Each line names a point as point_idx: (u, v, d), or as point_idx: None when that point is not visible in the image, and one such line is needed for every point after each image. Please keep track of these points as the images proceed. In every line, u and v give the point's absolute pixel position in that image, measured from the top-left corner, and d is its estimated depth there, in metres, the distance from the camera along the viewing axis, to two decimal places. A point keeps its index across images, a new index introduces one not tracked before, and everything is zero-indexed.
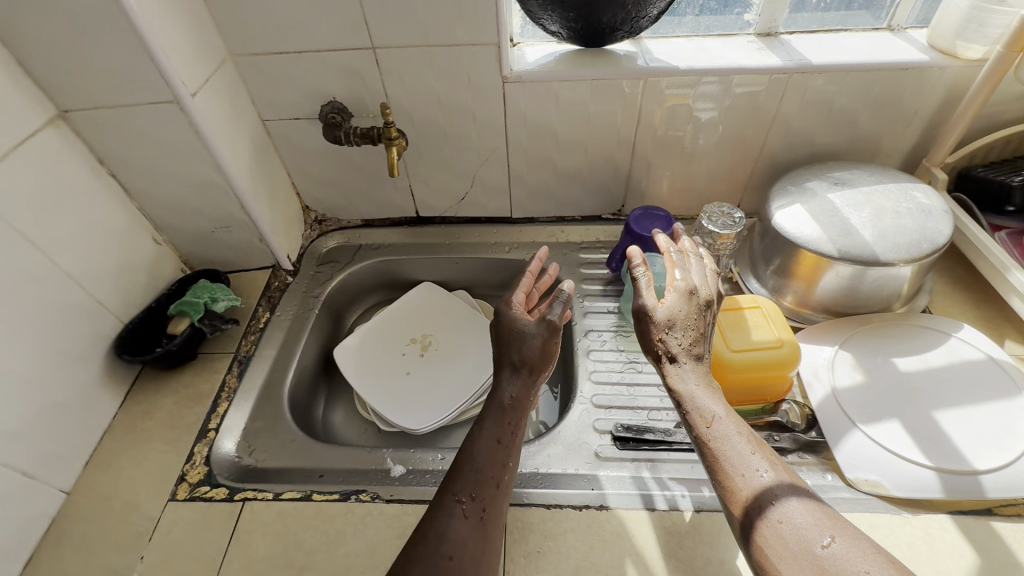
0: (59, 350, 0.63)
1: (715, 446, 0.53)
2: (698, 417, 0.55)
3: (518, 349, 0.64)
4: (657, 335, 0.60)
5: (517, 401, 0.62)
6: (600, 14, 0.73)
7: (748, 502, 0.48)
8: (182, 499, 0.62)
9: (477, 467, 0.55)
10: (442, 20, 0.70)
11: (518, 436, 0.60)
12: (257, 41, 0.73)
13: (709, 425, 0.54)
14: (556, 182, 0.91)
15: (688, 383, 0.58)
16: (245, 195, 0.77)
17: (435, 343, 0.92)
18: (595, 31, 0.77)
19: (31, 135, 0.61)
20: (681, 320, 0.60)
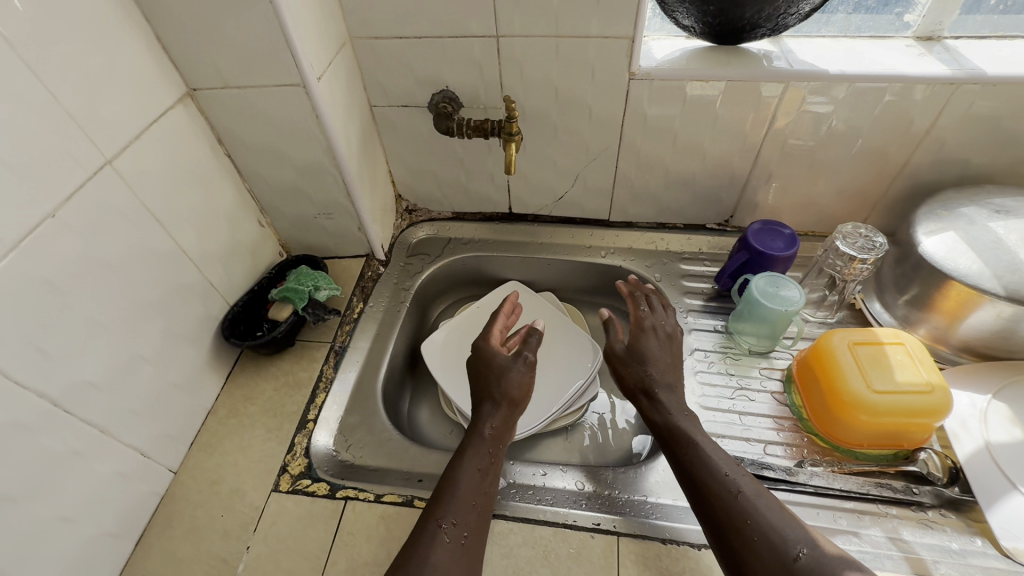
0: (176, 330, 0.63)
1: (692, 466, 0.56)
2: (674, 438, 0.59)
3: (501, 383, 0.64)
4: (630, 362, 0.68)
5: (497, 435, 0.60)
6: (745, 9, 0.66)
7: (722, 512, 0.52)
8: (285, 490, 0.62)
9: (455, 489, 0.54)
10: (577, 10, 0.65)
11: (496, 466, 0.58)
12: (379, 25, 0.70)
13: (686, 445, 0.58)
14: (664, 187, 0.86)
15: (670, 407, 0.62)
16: (352, 183, 0.75)
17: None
18: (734, 27, 0.70)
19: (163, 113, 0.60)
20: (651, 350, 0.68)
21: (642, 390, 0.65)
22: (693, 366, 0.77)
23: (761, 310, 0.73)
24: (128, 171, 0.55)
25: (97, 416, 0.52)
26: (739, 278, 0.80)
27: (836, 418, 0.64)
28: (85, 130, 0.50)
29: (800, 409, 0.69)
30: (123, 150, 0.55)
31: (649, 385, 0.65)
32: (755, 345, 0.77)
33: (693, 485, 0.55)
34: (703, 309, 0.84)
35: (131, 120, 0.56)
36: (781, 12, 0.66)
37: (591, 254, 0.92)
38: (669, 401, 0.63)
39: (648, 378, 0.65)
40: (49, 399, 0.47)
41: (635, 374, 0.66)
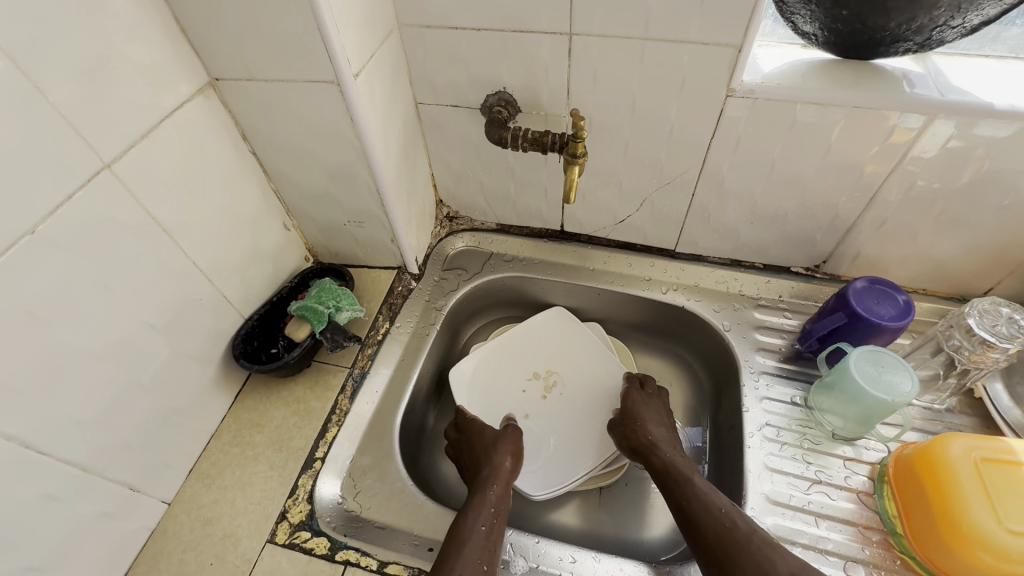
0: (180, 350, 0.57)
1: (689, 500, 0.55)
2: (674, 476, 0.58)
3: (491, 447, 0.64)
4: (626, 418, 0.67)
5: (500, 496, 0.58)
6: (888, 18, 0.52)
7: (717, 546, 0.50)
8: (281, 543, 0.55)
9: (462, 546, 0.51)
10: (673, 9, 0.53)
11: (501, 525, 0.55)
12: (432, 11, 0.60)
13: (685, 481, 0.57)
14: (747, 222, 0.73)
15: (666, 454, 0.61)
16: (387, 193, 0.66)
17: (561, 386, 0.77)
18: (869, 39, 0.55)
19: (178, 107, 0.52)
20: (643, 408, 0.68)
21: (636, 448, 0.64)
22: (760, 446, 0.64)
23: (856, 390, 0.59)
24: (132, 176, 0.48)
25: (78, 452, 0.47)
26: (830, 343, 0.66)
27: (949, 547, 0.50)
28: (79, 130, 0.43)
29: (895, 523, 0.56)
30: (125, 151, 0.47)
31: (642, 442, 0.64)
32: (840, 429, 0.63)
33: (691, 525, 0.53)
34: (776, 372, 0.70)
35: (139, 117, 0.48)
36: (939, 24, 0.51)
37: (650, 288, 0.80)
38: (666, 447, 0.62)
39: (641, 433, 0.64)
40: (16, 440, 0.42)
41: (631, 428, 0.65)
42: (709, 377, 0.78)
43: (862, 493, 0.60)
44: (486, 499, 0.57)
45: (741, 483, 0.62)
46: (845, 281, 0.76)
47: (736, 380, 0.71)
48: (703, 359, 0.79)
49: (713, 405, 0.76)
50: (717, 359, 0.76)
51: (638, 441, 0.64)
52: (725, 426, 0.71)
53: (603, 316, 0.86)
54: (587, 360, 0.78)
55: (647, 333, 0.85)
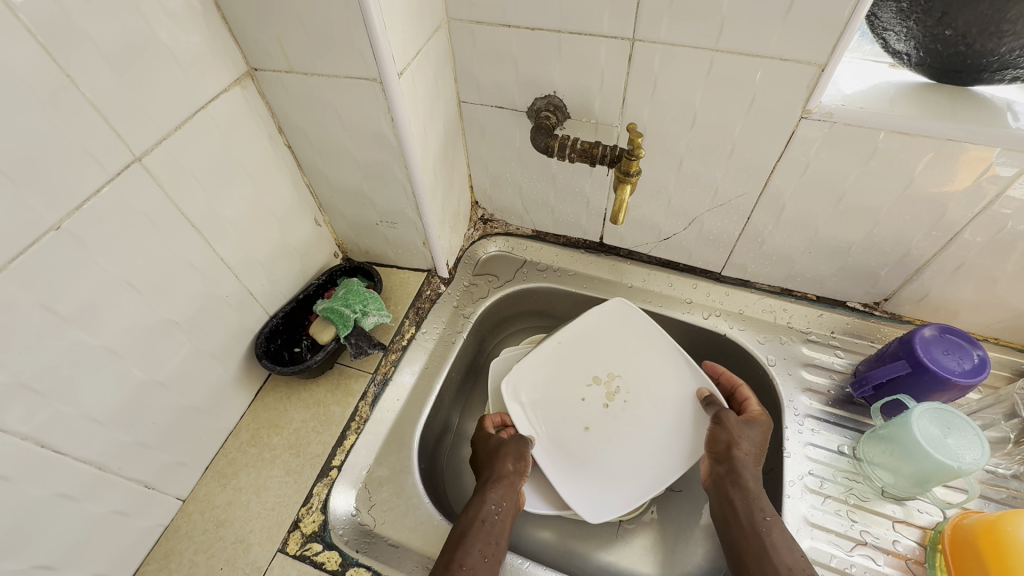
0: (204, 348, 0.55)
1: (774, 539, 0.51)
2: (760, 508, 0.54)
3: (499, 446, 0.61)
4: (743, 432, 0.59)
5: (503, 489, 0.57)
6: (999, 43, 0.46)
7: None
8: (291, 553, 0.54)
9: (461, 542, 0.51)
10: (751, 20, 0.47)
11: (503, 521, 0.55)
12: (485, 7, 0.55)
13: (768, 518, 0.53)
14: (804, 251, 0.67)
15: (750, 483, 0.56)
16: (423, 195, 0.63)
17: (625, 392, 0.67)
18: (969, 66, 0.49)
19: (214, 97, 0.50)
20: (762, 432, 0.60)
21: (727, 462, 0.58)
22: (799, 497, 0.59)
23: (912, 447, 0.54)
24: (163, 170, 0.46)
25: (94, 452, 0.46)
26: (887, 394, 0.61)
27: None
28: (111, 121, 0.41)
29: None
30: (157, 144, 0.45)
31: (734, 459, 0.57)
32: (891, 486, 0.58)
33: (761, 560, 0.51)
34: (821, 416, 0.65)
35: (174, 109, 0.46)
36: None
37: (691, 312, 0.75)
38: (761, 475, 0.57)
39: (747, 453, 0.57)
40: (32, 440, 0.41)
41: (743, 447, 0.58)
42: None
43: (908, 560, 0.55)
44: (486, 497, 0.56)
45: None
46: (907, 321, 0.70)
47: (777, 420, 0.67)
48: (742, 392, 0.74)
49: None
50: (758, 394, 0.72)
51: (738, 460, 0.57)
52: (760, 467, 0.67)
53: None
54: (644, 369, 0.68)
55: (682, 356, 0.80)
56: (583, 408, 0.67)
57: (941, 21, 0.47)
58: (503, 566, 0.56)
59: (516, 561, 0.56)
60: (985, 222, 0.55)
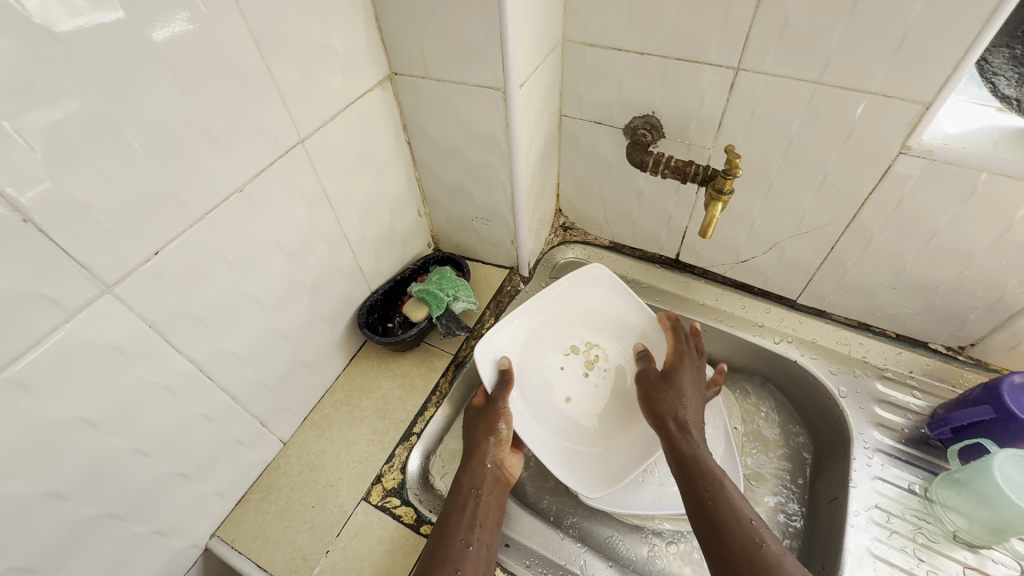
0: (320, 311, 0.63)
1: (717, 504, 0.50)
2: (701, 471, 0.53)
3: (472, 432, 0.61)
4: (670, 390, 0.62)
5: (479, 472, 0.58)
6: None
7: (741, 555, 0.45)
8: (374, 503, 0.60)
9: (442, 535, 0.52)
10: (860, 57, 0.50)
11: (484, 497, 0.56)
12: (599, 31, 0.61)
13: (713, 480, 0.52)
14: (887, 286, 0.67)
15: (700, 445, 0.56)
16: (519, 196, 0.69)
17: (602, 360, 0.72)
18: None
19: (360, 95, 0.58)
20: (690, 385, 0.62)
21: (678, 425, 0.58)
22: (864, 526, 0.59)
23: (991, 494, 0.53)
24: (316, 152, 0.54)
25: (232, 386, 0.53)
26: (967, 438, 0.60)
27: None
28: (288, 105, 0.49)
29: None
30: (316, 130, 0.53)
31: (689, 424, 0.58)
32: (964, 531, 0.57)
33: (715, 529, 0.48)
34: (893, 452, 0.65)
35: (331, 101, 0.54)
36: None
37: (761, 334, 0.76)
38: (698, 435, 0.57)
39: (690, 412, 0.59)
40: (196, 363, 0.48)
41: (672, 404, 0.60)
42: (811, 440, 0.73)
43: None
44: (461, 484, 0.57)
45: (837, 562, 0.58)
46: (993, 370, 0.68)
47: (844, 450, 0.66)
48: (808, 420, 0.74)
49: (812, 469, 0.71)
50: (825, 424, 0.71)
51: (687, 421, 0.58)
52: (823, 495, 0.66)
53: None
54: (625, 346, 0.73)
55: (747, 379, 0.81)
56: (561, 374, 0.71)
57: None
58: (561, 547, 0.59)
59: (573, 545, 0.59)
60: None
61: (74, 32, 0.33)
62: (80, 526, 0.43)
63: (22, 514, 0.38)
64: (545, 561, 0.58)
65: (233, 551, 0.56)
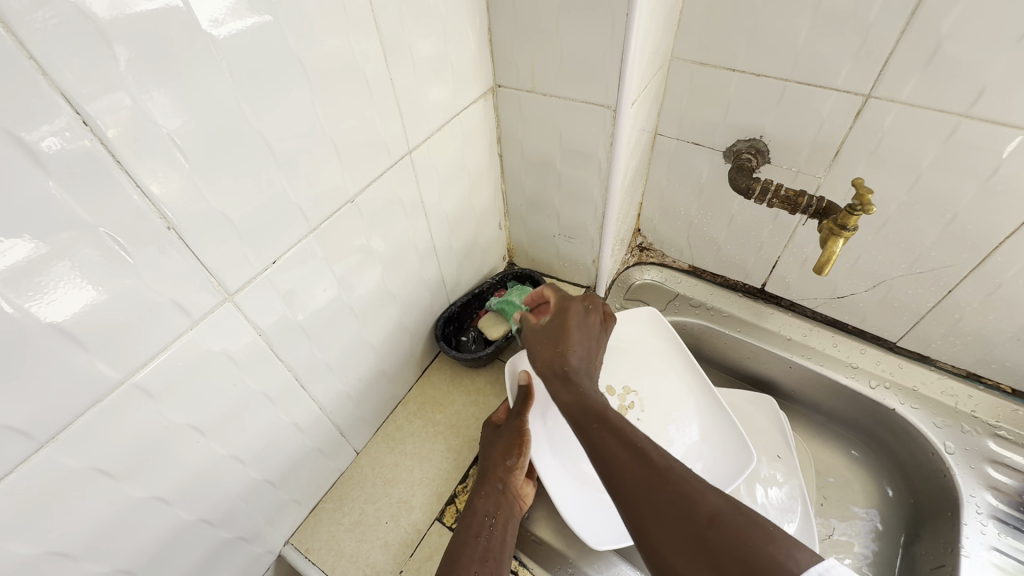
0: (404, 321, 0.62)
1: (600, 439, 0.43)
2: (584, 409, 0.46)
3: (488, 456, 0.59)
4: (547, 344, 0.53)
5: (491, 500, 0.56)
6: None
7: (636, 480, 0.39)
8: (448, 526, 0.58)
9: (454, 563, 0.49)
10: (1018, 89, 0.46)
11: (496, 529, 0.53)
12: (713, 50, 0.59)
13: (597, 415, 0.44)
14: (1010, 337, 0.62)
15: (584, 384, 0.49)
16: (610, 215, 0.66)
17: (638, 408, 0.67)
18: None
19: (463, 106, 0.57)
20: (574, 324, 0.55)
21: (557, 371, 0.50)
22: None
23: None
24: (420, 162, 0.54)
25: (321, 395, 0.52)
26: None
27: None
28: (402, 114, 0.49)
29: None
30: (423, 141, 0.53)
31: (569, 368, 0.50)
32: None
33: (608, 467, 0.41)
34: (1011, 521, 0.59)
35: (438, 112, 0.53)
36: None
37: (855, 376, 0.71)
38: (581, 379, 0.49)
39: (570, 352, 0.51)
40: (293, 372, 0.47)
41: (551, 352, 0.52)
42: (908, 496, 0.68)
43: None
44: (477, 510, 0.55)
45: None
46: None
47: (951, 513, 0.61)
48: (904, 473, 0.69)
49: (909, 530, 0.66)
50: (926, 480, 0.66)
51: (564, 364, 0.50)
52: (925, 562, 0.61)
53: (783, 390, 0.79)
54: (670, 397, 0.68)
55: (835, 423, 0.76)
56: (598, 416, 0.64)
57: None
58: None
59: None
60: None
61: (230, 39, 0.33)
62: (177, 530, 0.42)
63: (130, 516, 0.38)
64: None
65: (307, 561, 0.55)
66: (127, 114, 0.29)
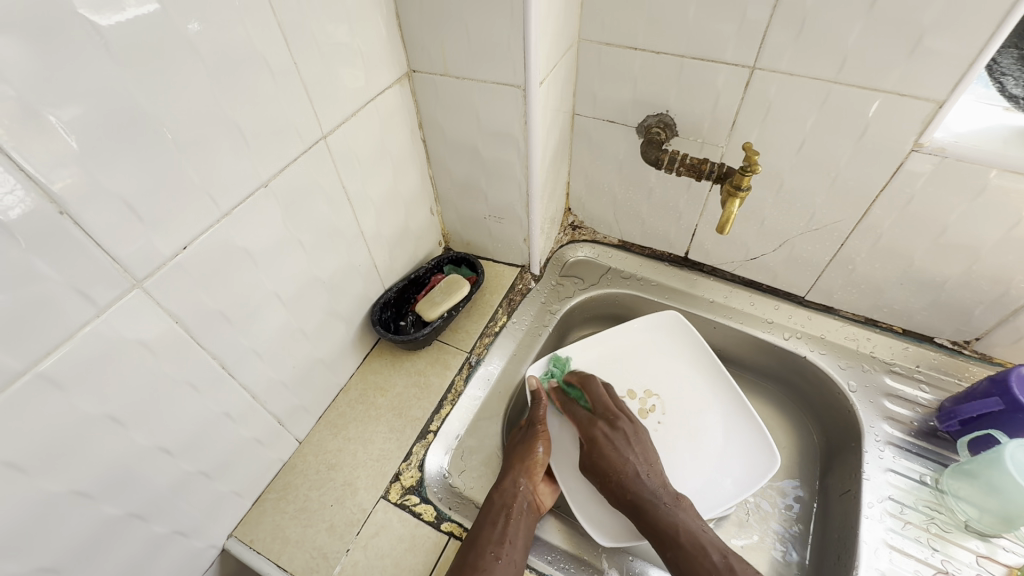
0: (337, 308, 0.63)
1: (688, 555, 0.53)
2: (669, 523, 0.55)
3: (511, 454, 0.62)
4: (620, 455, 0.61)
5: (510, 492, 0.57)
6: None
7: None
8: (393, 501, 0.59)
9: (473, 545, 0.52)
10: (873, 55, 0.51)
11: (515, 519, 0.55)
12: (616, 30, 0.62)
13: (677, 532, 0.54)
14: (895, 282, 0.69)
15: (653, 498, 0.57)
16: (534, 193, 0.69)
17: (658, 410, 0.72)
18: None
19: (379, 92, 0.58)
20: (611, 451, 0.61)
21: (624, 496, 0.58)
22: (878, 517, 0.60)
23: (1006, 485, 0.55)
24: (337, 148, 0.54)
25: (253, 384, 0.53)
26: (976, 429, 0.62)
27: None
28: (312, 100, 0.49)
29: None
30: (337, 127, 0.54)
31: (633, 493, 0.58)
32: (975, 520, 0.59)
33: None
34: (903, 445, 0.66)
35: (352, 98, 0.54)
36: None
37: (771, 330, 0.77)
38: (651, 491, 0.58)
39: (630, 475, 0.59)
40: (218, 359, 0.48)
41: (621, 464, 0.60)
42: (821, 435, 0.74)
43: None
44: (498, 493, 0.57)
45: (851, 554, 0.59)
46: (997, 363, 0.69)
47: (855, 444, 0.68)
48: (817, 415, 0.75)
49: (822, 465, 0.72)
50: (835, 419, 0.73)
51: (630, 483, 0.59)
52: (835, 489, 0.67)
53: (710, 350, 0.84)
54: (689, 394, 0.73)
55: (757, 376, 0.82)
56: None
57: None
58: (583, 543, 0.59)
59: (596, 542, 0.59)
60: None
61: (118, 27, 0.33)
62: (103, 525, 0.42)
63: (48, 513, 0.37)
64: (567, 556, 0.57)
65: (251, 551, 0.55)
66: (13, 106, 0.30)
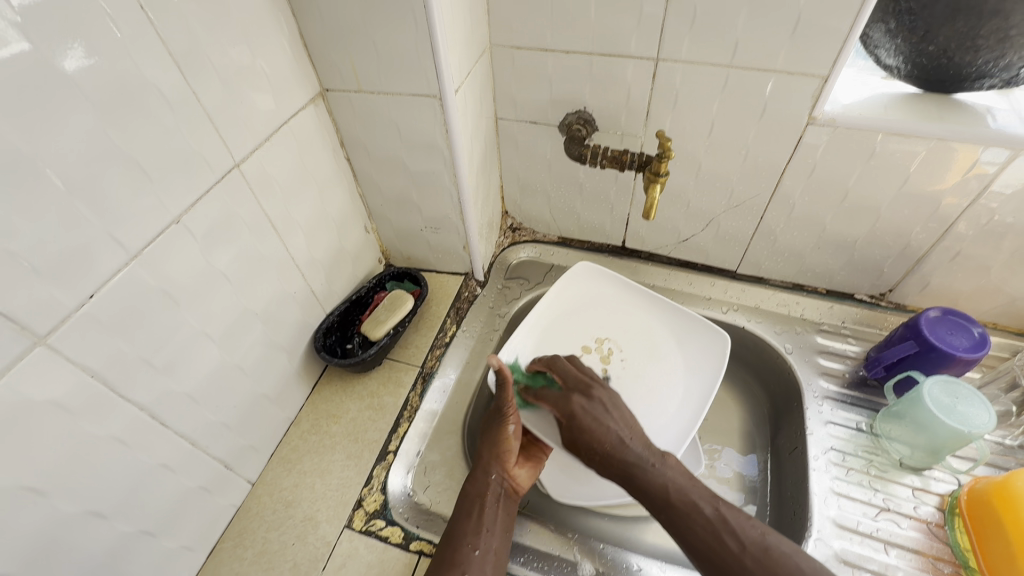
0: (275, 338, 0.60)
1: (681, 511, 0.50)
2: (658, 482, 0.52)
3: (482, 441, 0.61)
4: (605, 417, 0.58)
5: (481, 480, 0.57)
6: (947, 63, 0.55)
7: (705, 542, 0.48)
8: (358, 529, 0.58)
9: (449, 538, 0.53)
10: (760, 40, 0.55)
11: (489, 507, 0.55)
12: (525, 35, 0.64)
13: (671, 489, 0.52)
14: (812, 247, 0.74)
15: (645, 461, 0.54)
16: (466, 201, 0.69)
17: (618, 350, 0.72)
18: (941, 73, 0.57)
19: (291, 115, 0.57)
20: (597, 414, 0.59)
21: (616, 462, 0.55)
22: (825, 469, 0.64)
23: (929, 421, 0.59)
24: (253, 175, 0.53)
25: (192, 431, 0.50)
26: (899, 372, 0.66)
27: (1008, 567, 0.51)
28: (219, 129, 0.48)
29: None
30: (250, 153, 0.52)
31: (623, 458, 0.55)
32: (908, 458, 0.63)
33: (692, 538, 0.49)
34: (839, 397, 0.70)
35: (263, 124, 0.53)
36: (996, 66, 0.54)
37: (709, 306, 0.81)
38: (646, 453, 0.55)
39: (615, 444, 0.56)
40: (146, 410, 0.45)
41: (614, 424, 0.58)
42: (768, 399, 0.78)
43: (933, 558, 0.57)
44: (472, 485, 0.57)
45: (804, 506, 0.62)
46: (910, 311, 0.76)
47: (797, 403, 0.72)
48: (761, 380, 0.79)
49: (772, 428, 0.76)
50: (777, 382, 0.76)
51: (618, 449, 0.56)
52: (785, 448, 0.71)
53: None
54: (641, 319, 0.74)
55: None
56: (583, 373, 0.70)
57: (924, 38, 0.54)
58: (554, 538, 0.58)
59: (565, 535, 0.59)
60: (976, 214, 0.61)
61: None
62: None
63: None
64: (540, 555, 0.57)
65: None
66: None
